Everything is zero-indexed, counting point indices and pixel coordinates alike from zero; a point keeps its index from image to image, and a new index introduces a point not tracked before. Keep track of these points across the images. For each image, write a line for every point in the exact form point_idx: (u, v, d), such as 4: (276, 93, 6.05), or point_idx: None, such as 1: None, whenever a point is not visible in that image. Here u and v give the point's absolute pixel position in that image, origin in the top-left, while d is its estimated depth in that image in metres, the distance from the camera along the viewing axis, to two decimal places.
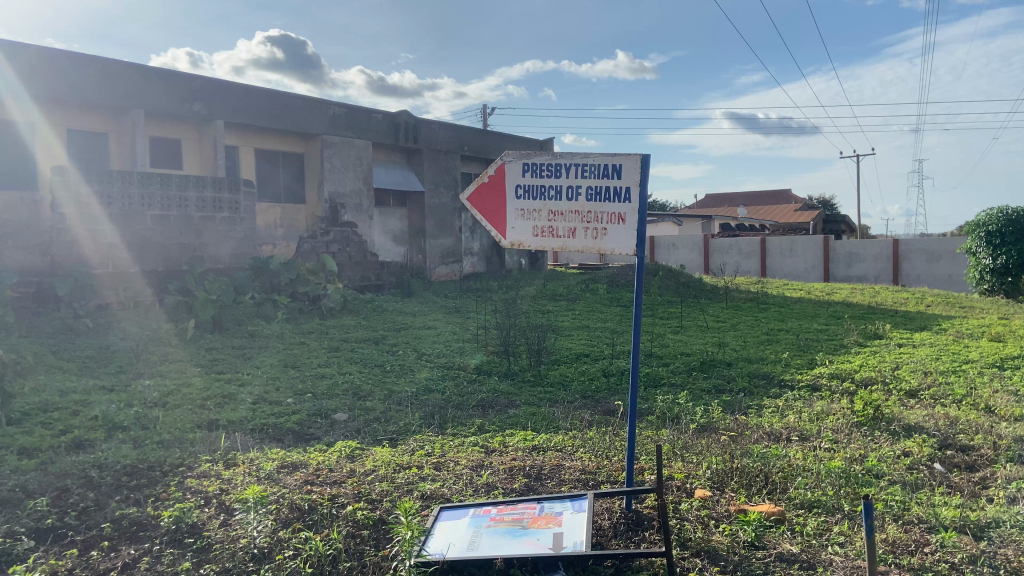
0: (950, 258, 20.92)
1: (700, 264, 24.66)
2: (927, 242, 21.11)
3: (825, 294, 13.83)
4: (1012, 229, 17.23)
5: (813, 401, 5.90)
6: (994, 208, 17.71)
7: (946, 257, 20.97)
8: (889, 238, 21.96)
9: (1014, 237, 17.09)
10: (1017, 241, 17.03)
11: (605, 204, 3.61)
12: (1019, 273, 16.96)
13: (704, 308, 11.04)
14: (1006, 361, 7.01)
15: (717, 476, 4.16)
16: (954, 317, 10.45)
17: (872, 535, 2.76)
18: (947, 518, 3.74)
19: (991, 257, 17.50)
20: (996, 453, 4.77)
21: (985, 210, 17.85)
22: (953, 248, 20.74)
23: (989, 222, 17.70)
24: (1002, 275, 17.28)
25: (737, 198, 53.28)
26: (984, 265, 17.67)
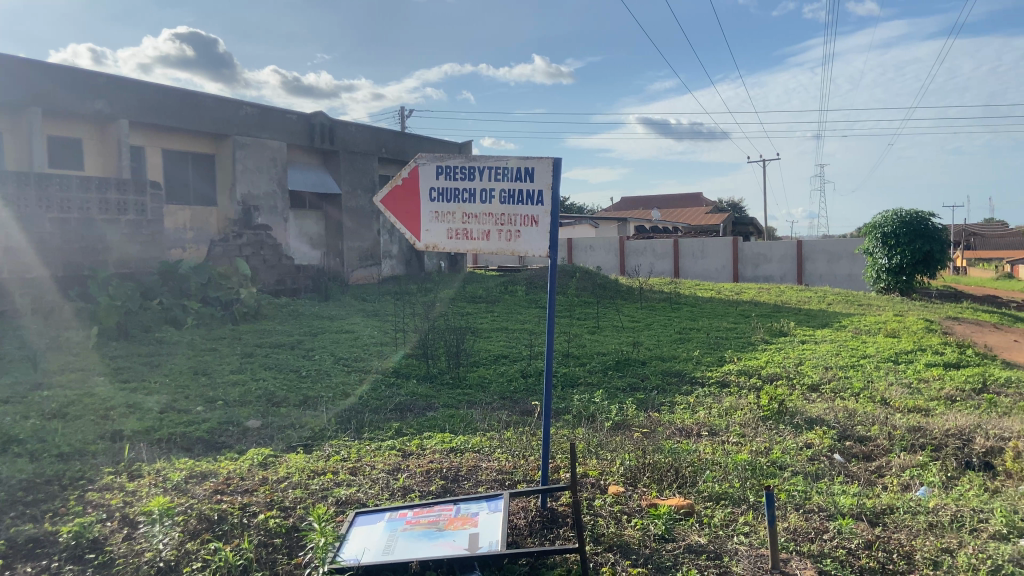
0: (850, 258, 22.01)
1: (616, 266, 25.09)
2: (829, 243, 22.14)
3: (734, 294, 14.29)
4: (906, 231, 18.24)
5: (722, 397, 6.11)
6: (889, 211, 18.75)
7: (846, 258, 22.08)
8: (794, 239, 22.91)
9: (908, 238, 18.08)
10: (911, 242, 18.03)
11: (518, 206, 3.67)
12: (911, 272, 18.07)
13: (620, 308, 11.29)
14: (899, 355, 7.43)
15: (631, 473, 4.26)
16: (851, 314, 11.02)
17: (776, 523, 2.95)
18: (845, 506, 3.96)
19: (887, 257, 18.46)
20: (891, 442, 5.09)
21: (882, 213, 18.87)
22: (853, 249, 21.81)
23: (885, 224, 18.69)
24: (897, 274, 18.29)
25: (652, 199, 54.88)
26: (881, 264, 18.64)
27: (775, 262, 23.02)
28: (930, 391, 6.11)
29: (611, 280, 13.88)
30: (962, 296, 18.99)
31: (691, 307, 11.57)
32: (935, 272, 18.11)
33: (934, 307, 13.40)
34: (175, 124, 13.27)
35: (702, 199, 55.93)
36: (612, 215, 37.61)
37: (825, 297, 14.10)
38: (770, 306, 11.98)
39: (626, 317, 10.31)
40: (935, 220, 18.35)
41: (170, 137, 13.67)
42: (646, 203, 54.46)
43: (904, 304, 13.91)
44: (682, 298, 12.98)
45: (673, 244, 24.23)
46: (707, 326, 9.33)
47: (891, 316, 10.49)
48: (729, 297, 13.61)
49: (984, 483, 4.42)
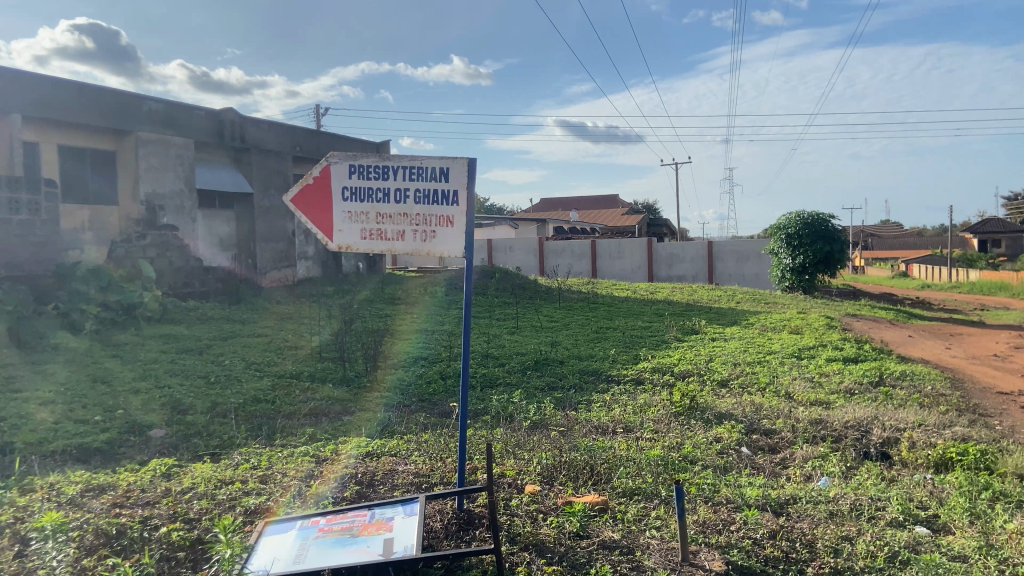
0: (757, 258, 22.91)
1: (536, 266, 25.21)
2: (738, 244, 22.97)
3: (649, 293, 14.62)
4: (808, 232, 19.08)
5: (637, 394, 6.23)
6: (793, 213, 19.56)
7: (753, 258, 22.95)
8: (705, 240, 23.66)
9: (810, 239, 18.91)
10: (813, 243, 18.88)
11: (433, 206, 3.64)
12: (813, 271, 18.94)
13: (538, 309, 11.39)
14: (803, 351, 7.75)
15: (547, 471, 4.29)
16: (759, 312, 11.45)
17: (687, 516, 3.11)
18: (751, 498, 4.10)
19: (791, 257, 19.26)
20: (795, 435, 5.31)
21: (786, 215, 19.66)
22: (760, 249, 22.71)
23: (789, 226, 19.47)
24: (800, 273, 19.12)
25: (570, 200, 55.62)
26: (785, 264, 19.44)
27: (688, 262, 23.70)
28: (830, 385, 6.42)
29: (530, 281, 13.97)
30: (860, 294, 20.02)
31: (608, 307, 11.77)
32: (834, 272, 19.03)
33: (834, 304, 14.10)
34: (73, 120, 12.60)
35: (618, 201, 57.08)
36: (531, 216, 37.92)
37: (734, 296, 14.60)
38: (683, 305, 12.32)
39: (545, 317, 10.40)
40: (834, 222, 19.28)
41: (69, 134, 12.97)
42: (565, 204, 55.27)
43: (807, 302, 14.56)
44: (599, 298, 13.20)
45: (590, 245, 24.57)
46: (622, 325, 9.52)
47: (794, 314, 10.96)
48: (644, 297, 13.91)
49: (880, 472, 4.67)
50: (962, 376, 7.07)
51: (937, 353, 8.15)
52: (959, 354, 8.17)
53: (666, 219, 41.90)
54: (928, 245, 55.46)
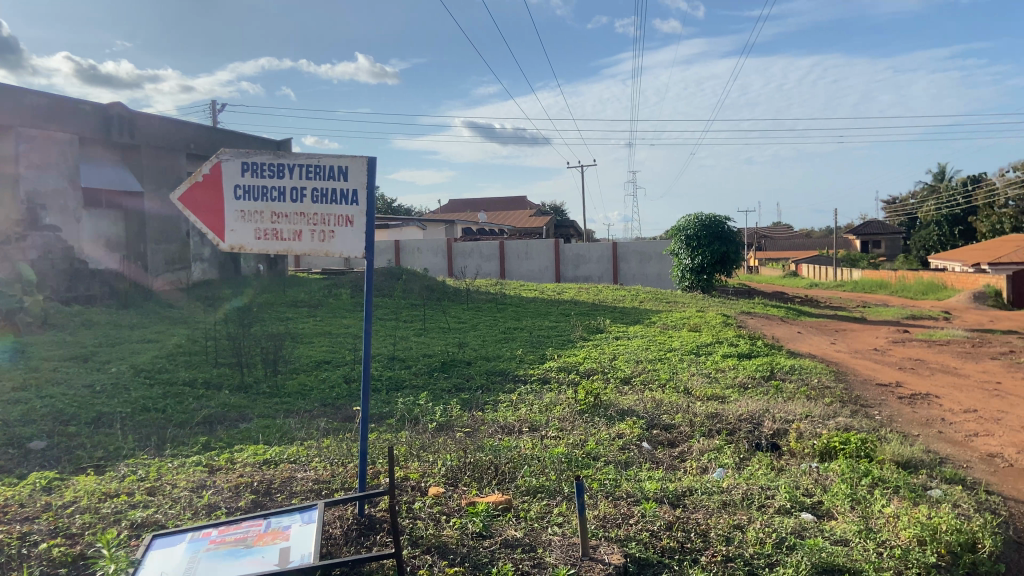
0: (660, 258, 23.63)
1: (445, 268, 25.02)
2: (641, 245, 23.64)
3: (556, 293, 14.82)
4: (706, 233, 19.79)
5: (542, 393, 6.27)
6: (691, 215, 20.24)
7: (655, 258, 23.68)
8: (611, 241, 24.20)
9: (707, 240, 19.62)
10: (710, 244, 19.59)
11: (331, 206, 3.57)
12: (711, 271, 19.67)
13: (445, 310, 11.35)
14: (701, 348, 8.04)
15: (451, 472, 4.27)
16: (660, 311, 11.79)
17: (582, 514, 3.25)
18: (650, 491, 4.21)
19: (690, 257, 19.91)
20: (692, 429, 5.49)
21: (685, 217, 20.31)
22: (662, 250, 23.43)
23: (688, 227, 20.12)
24: (699, 273, 19.81)
25: (478, 202, 55.73)
26: (685, 264, 20.07)
27: (594, 262, 24.18)
28: (726, 380, 6.68)
29: (437, 282, 13.91)
30: (754, 293, 20.96)
31: (515, 308, 11.86)
32: (730, 271, 19.83)
33: (731, 303, 14.68)
34: None
35: (527, 203, 57.59)
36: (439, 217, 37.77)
37: (638, 296, 14.98)
38: (588, 305, 12.55)
39: (452, 318, 10.37)
40: (729, 223, 20.09)
41: None
42: (473, 205, 55.32)
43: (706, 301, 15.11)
44: (506, 299, 13.27)
45: (499, 245, 24.64)
46: (529, 325, 9.60)
47: (693, 312, 11.35)
48: (551, 297, 14.09)
49: (771, 462, 4.89)
50: (845, 369, 7.49)
51: (824, 348, 8.61)
52: (843, 349, 8.65)
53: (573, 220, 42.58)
54: (817, 245, 58.54)
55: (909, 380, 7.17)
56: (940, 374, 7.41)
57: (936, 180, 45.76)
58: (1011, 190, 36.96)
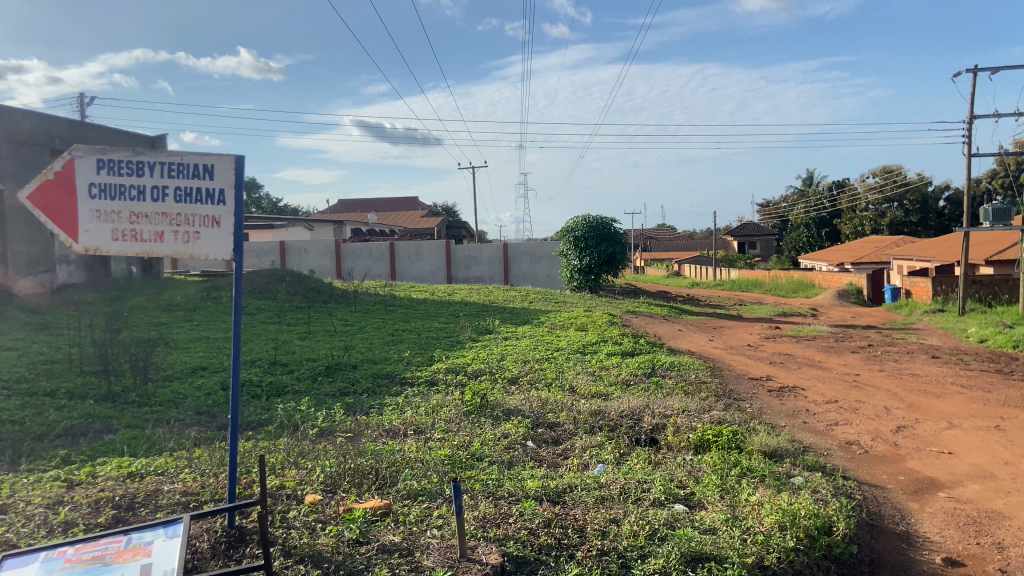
0: (549, 259, 24.22)
1: (333, 269, 24.29)
2: (531, 245, 24.14)
3: (447, 295, 14.78)
4: (593, 235, 20.27)
5: (430, 395, 6.22)
6: (579, 216, 20.66)
7: (545, 259, 24.21)
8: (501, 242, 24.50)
9: (595, 241, 20.10)
10: (597, 245, 20.09)
11: (196, 206, 3.43)
12: (599, 271, 20.17)
13: (331, 313, 11.09)
14: (587, 346, 8.21)
15: (330, 479, 4.17)
16: (549, 311, 11.97)
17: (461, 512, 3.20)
18: (531, 490, 4.26)
19: (578, 258, 20.31)
20: (576, 427, 5.60)
21: (573, 219, 20.70)
22: (551, 250, 24.02)
23: (576, 229, 20.51)
24: (587, 273, 20.26)
25: (370, 203, 54.93)
26: (574, 265, 20.45)
27: (485, 263, 24.36)
28: (610, 377, 6.86)
29: (324, 284, 13.59)
30: (640, 292, 21.68)
31: (404, 310, 11.74)
32: (617, 271, 20.41)
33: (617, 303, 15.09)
34: None
35: (420, 204, 57.15)
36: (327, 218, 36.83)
37: (528, 296, 15.15)
38: (477, 306, 12.59)
39: (338, 321, 10.14)
40: (615, 225, 20.66)
41: None
42: (365, 206, 54.45)
43: (594, 301, 15.46)
44: (396, 300, 13.12)
45: (389, 246, 24.21)
46: (418, 327, 9.53)
47: (581, 312, 11.60)
48: (441, 298, 14.05)
49: (649, 456, 5.05)
50: (721, 364, 7.84)
51: (702, 345, 8.97)
52: (720, 345, 9.05)
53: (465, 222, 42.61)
54: (700, 246, 61.03)
55: (779, 374, 7.58)
56: (806, 368, 7.88)
57: (805, 185, 48.67)
58: (870, 195, 39.85)
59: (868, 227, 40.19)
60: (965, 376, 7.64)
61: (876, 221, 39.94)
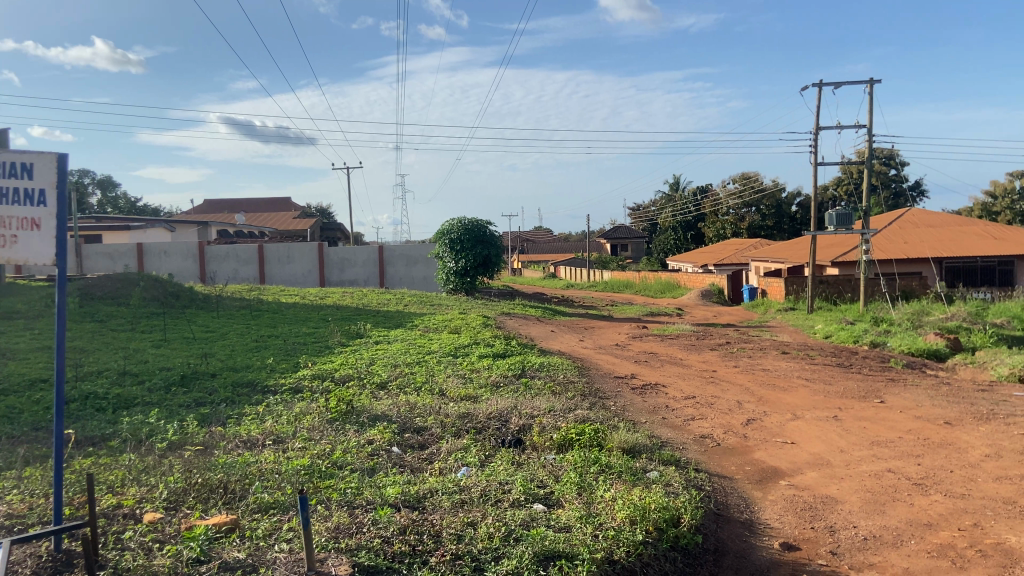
0: (425, 262, 24.48)
1: (196, 273, 23.05)
2: (406, 247, 24.28)
3: (318, 298, 14.42)
4: (469, 237, 20.34)
5: (293, 403, 6.04)
6: (454, 219, 20.66)
7: (421, 262, 24.33)
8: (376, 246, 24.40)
9: (470, 244, 20.19)
10: (473, 248, 20.19)
11: (13, 208, 3.19)
12: (475, 274, 20.31)
13: (191, 319, 10.56)
14: (459, 349, 8.22)
15: (174, 497, 3.98)
16: (423, 314, 11.92)
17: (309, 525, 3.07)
18: (390, 497, 4.20)
19: (454, 260, 20.30)
20: (443, 431, 5.58)
21: (449, 221, 20.67)
22: (427, 254, 24.30)
23: (451, 231, 20.48)
24: (463, 275, 20.32)
25: (241, 203, 52.90)
26: (449, 267, 20.41)
27: (359, 266, 24.08)
28: (480, 380, 6.89)
29: (184, 288, 12.96)
30: (517, 294, 22.02)
31: (272, 314, 11.37)
32: (492, 273, 20.63)
33: (491, 305, 15.25)
34: None
35: (293, 206, 55.47)
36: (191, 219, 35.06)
37: (403, 299, 15.04)
38: (350, 310, 12.36)
39: (198, 327, 9.70)
40: (490, 227, 20.85)
41: None
42: (235, 206, 52.34)
43: (469, 303, 15.54)
44: (263, 305, 12.69)
45: (257, 249, 23.31)
46: (285, 333, 9.25)
47: (455, 315, 11.63)
48: (312, 302, 13.70)
49: (513, 457, 5.10)
50: (589, 364, 8.05)
51: (572, 345, 9.19)
52: (589, 345, 9.29)
53: (340, 225, 41.76)
54: (576, 248, 62.44)
55: (643, 372, 7.87)
56: (668, 366, 8.22)
57: (673, 190, 50.83)
58: (730, 201, 42.04)
59: (728, 230, 42.30)
60: (810, 370, 8.20)
61: (736, 224, 42.18)
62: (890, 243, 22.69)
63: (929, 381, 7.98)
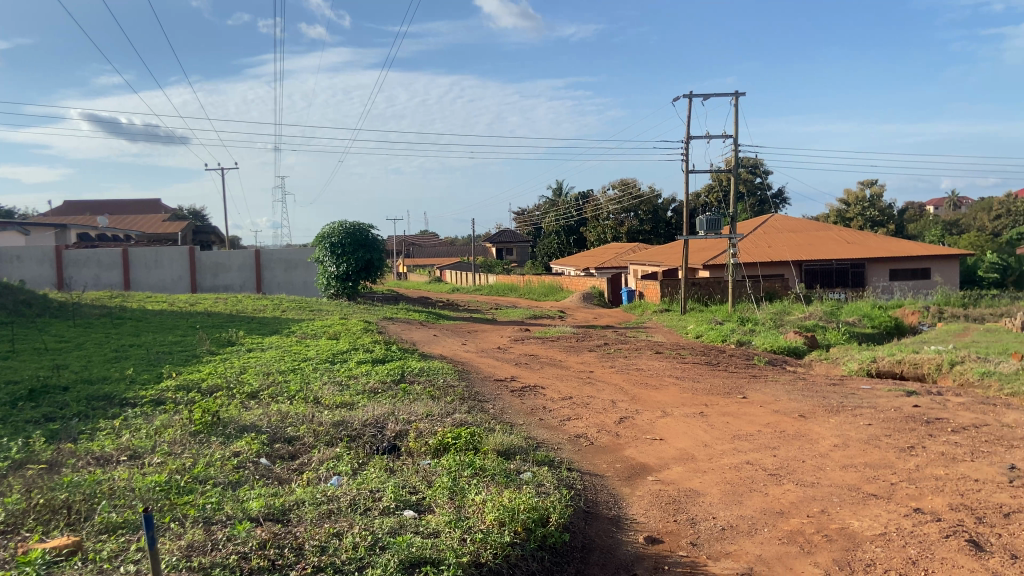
0: (304, 266, 23.86)
1: (53, 279, 21.52)
2: (285, 251, 23.66)
3: (189, 305, 13.80)
4: (350, 242, 19.99)
5: (154, 416, 5.74)
6: (335, 222, 20.22)
7: (300, 266, 23.83)
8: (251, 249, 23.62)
9: (352, 248, 19.87)
10: (354, 252, 19.88)
11: None
12: (356, 278, 20.06)
13: (44, 329, 9.84)
14: (336, 356, 8.06)
15: (11, 521, 3.70)
16: (302, 320, 11.63)
17: (154, 544, 2.92)
18: (252, 510, 4.05)
19: (335, 265, 19.88)
20: (316, 440, 5.45)
21: (329, 225, 20.21)
22: (306, 257, 23.74)
23: (332, 235, 20.04)
24: (344, 280, 19.97)
25: (106, 205, 49.84)
26: (330, 272, 19.95)
27: (234, 271, 23.29)
28: (357, 386, 6.78)
29: (36, 296, 12.07)
30: (401, 298, 21.95)
31: (136, 322, 10.78)
32: (374, 276, 20.55)
33: (374, 309, 15.06)
34: None
35: (164, 208, 52.80)
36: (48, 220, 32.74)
37: (281, 305, 14.63)
38: (223, 316, 11.90)
39: (51, 337, 9.07)
40: (371, 231, 20.61)
41: None
42: (98, 208, 49.26)
43: (351, 308, 15.27)
44: (127, 312, 12.01)
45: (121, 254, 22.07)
46: (147, 341, 8.79)
47: (335, 320, 11.42)
48: (182, 309, 13.10)
49: (386, 464, 5.04)
50: (469, 367, 8.09)
51: (454, 349, 9.21)
52: (471, 349, 9.34)
53: (213, 228, 40.10)
54: (462, 253, 62.56)
55: (522, 374, 7.99)
56: (547, 367, 8.37)
57: (556, 196, 51.88)
58: (610, 206, 43.24)
59: (609, 234, 43.49)
60: (680, 368, 8.57)
61: (616, 229, 43.42)
62: (756, 247, 24.04)
63: (786, 377, 8.50)
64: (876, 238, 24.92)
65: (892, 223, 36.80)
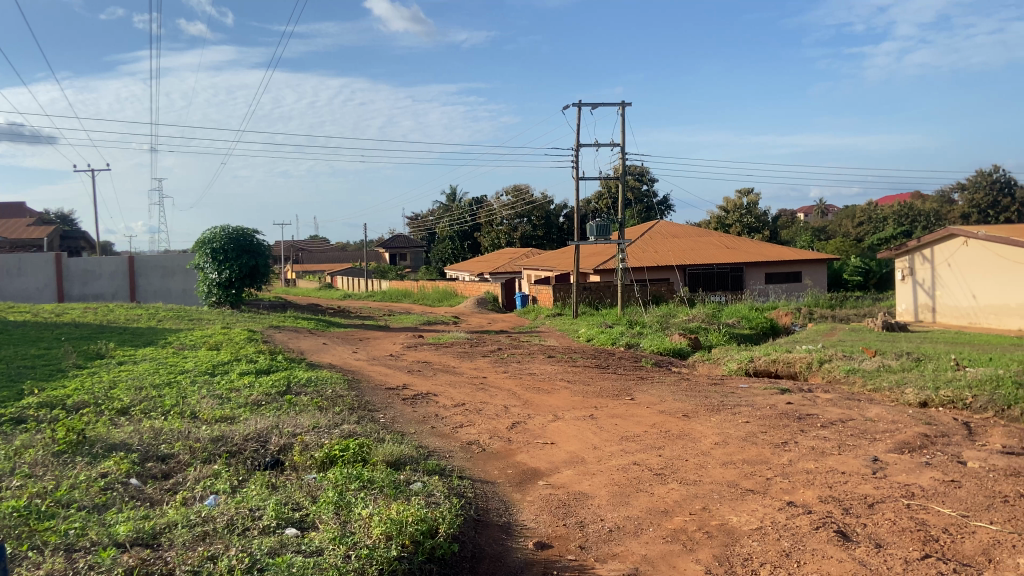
0: (184, 272, 22.79)
1: None
2: (163, 258, 22.50)
3: (53, 316, 12.84)
4: (232, 247, 19.21)
5: (11, 437, 5.29)
6: (216, 227, 19.39)
7: (179, 273, 22.74)
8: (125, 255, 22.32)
9: (234, 254, 19.10)
10: (237, 258, 19.10)
11: None
12: (240, 285, 19.28)
13: None
14: (216, 367, 7.69)
15: None
16: (180, 330, 11.05)
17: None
18: (120, 535, 3.79)
19: (216, 272, 19.03)
20: (192, 457, 5.17)
21: (210, 230, 19.36)
22: (186, 263, 22.62)
23: (214, 240, 19.20)
24: (227, 287, 19.12)
25: None
26: (211, 279, 19.07)
27: (105, 278, 21.86)
28: (238, 399, 6.49)
29: None
30: (289, 305, 21.31)
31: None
32: (259, 283, 19.78)
33: (259, 318, 14.52)
34: None
35: (27, 212, 49.14)
36: None
37: (157, 314, 13.85)
38: (92, 327, 11.15)
39: None
40: (255, 236, 19.90)
41: None
42: None
43: (236, 316, 14.67)
44: None
45: None
46: (4, 355, 8.10)
47: (217, 330, 10.90)
48: (46, 320, 12.16)
49: (268, 480, 4.84)
50: (360, 376, 7.91)
51: (345, 357, 8.99)
52: (363, 357, 9.14)
53: (83, 233, 37.64)
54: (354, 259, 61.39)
55: (415, 382, 7.88)
56: (440, 374, 8.30)
57: (450, 201, 51.75)
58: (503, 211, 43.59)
59: (503, 239, 43.71)
60: (572, 372, 8.69)
61: (509, 234, 43.73)
62: (644, 252, 24.78)
63: (672, 378, 8.77)
64: (753, 244, 26.18)
65: (767, 230, 38.71)
